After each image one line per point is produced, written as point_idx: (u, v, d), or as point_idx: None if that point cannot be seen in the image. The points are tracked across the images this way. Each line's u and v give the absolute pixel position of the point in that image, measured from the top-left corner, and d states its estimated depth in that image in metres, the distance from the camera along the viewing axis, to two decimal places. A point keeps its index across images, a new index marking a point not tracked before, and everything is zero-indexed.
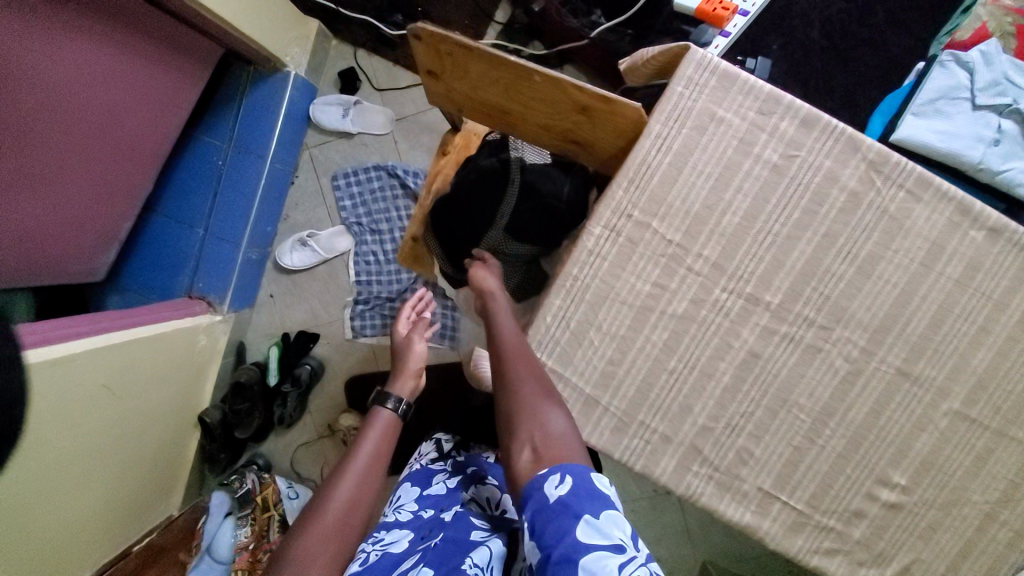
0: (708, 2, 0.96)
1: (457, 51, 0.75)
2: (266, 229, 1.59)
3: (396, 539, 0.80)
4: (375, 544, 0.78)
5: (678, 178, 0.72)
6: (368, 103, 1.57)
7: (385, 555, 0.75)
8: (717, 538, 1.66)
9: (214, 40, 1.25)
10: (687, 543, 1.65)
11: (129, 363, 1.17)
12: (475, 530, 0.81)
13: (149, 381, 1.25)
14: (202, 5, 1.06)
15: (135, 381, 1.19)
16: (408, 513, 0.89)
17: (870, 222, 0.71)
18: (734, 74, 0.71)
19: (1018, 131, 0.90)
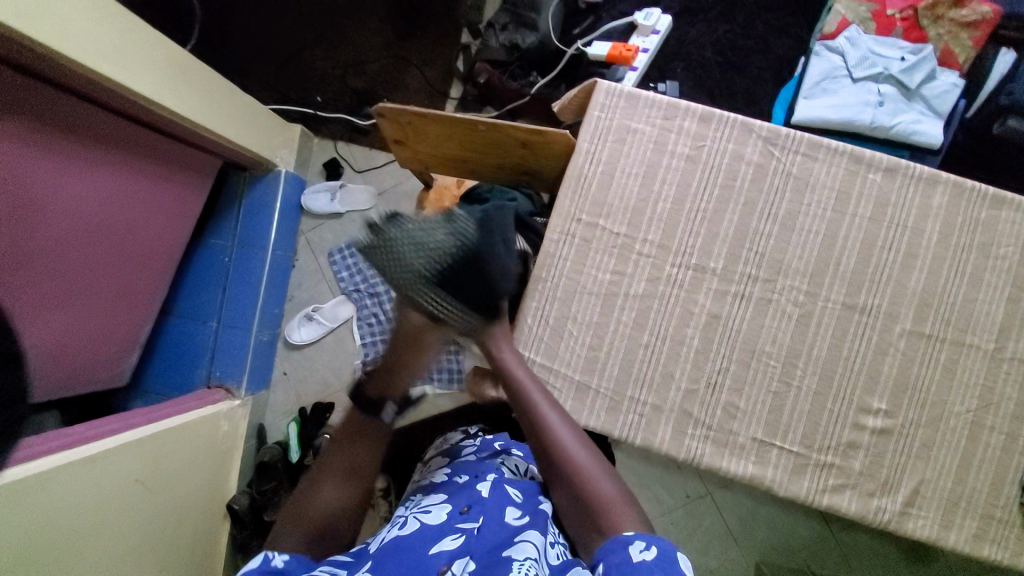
0: (614, 48, 1.13)
1: (413, 119, 0.92)
2: (273, 312, 1.71)
3: (432, 511, 0.80)
4: (410, 517, 0.79)
5: (612, 181, 0.87)
6: (351, 185, 1.77)
7: (421, 530, 0.75)
8: (761, 533, 1.62)
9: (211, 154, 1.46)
10: (733, 544, 1.60)
11: (158, 452, 1.24)
12: (509, 506, 0.82)
13: (176, 467, 1.31)
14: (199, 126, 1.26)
15: (164, 469, 1.25)
16: (440, 479, 0.88)
17: (779, 185, 0.84)
18: (638, 93, 0.87)
19: (898, 92, 0.98)
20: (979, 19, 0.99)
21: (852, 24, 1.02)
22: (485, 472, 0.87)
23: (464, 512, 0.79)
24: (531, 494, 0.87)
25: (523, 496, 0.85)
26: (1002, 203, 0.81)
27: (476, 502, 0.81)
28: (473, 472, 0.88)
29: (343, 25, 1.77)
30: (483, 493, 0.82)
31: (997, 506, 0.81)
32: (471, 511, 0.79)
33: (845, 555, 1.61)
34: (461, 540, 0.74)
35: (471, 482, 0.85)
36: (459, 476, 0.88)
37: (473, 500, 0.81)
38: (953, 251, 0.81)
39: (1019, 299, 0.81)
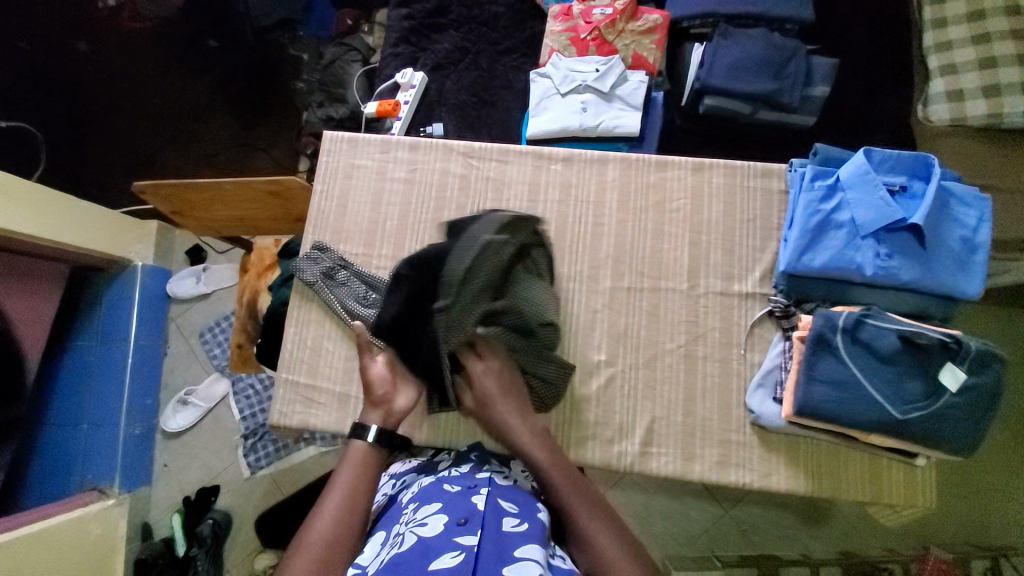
0: (381, 104, 1.31)
1: (174, 192, 1.03)
2: (146, 403, 1.69)
3: (429, 523, 0.64)
4: (407, 533, 0.64)
5: (346, 211, 0.97)
6: (215, 265, 1.82)
7: (420, 543, 0.61)
8: (659, 524, 1.44)
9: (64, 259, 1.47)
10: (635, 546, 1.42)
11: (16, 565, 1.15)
12: (507, 516, 0.66)
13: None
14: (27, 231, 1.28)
15: None
16: (429, 482, 0.77)
17: (482, 188, 0.97)
18: (357, 137, 1.01)
19: (597, 97, 1.16)
20: (651, 27, 1.21)
21: (557, 52, 1.23)
22: (478, 483, 0.73)
23: (462, 524, 0.63)
24: (528, 505, 0.71)
25: (519, 508, 0.70)
26: (665, 165, 0.95)
27: (475, 513, 0.65)
28: (466, 480, 0.74)
29: (192, 128, 1.87)
30: (479, 506, 0.66)
31: (739, 429, 0.86)
32: (471, 523, 0.64)
33: (746, 532, 1.43)
34: (462, 558, 0.58)
35: (464, 493, 0.70)
36: (449, 486, 0.73)
37: (470, 510, 0.65)
38: (633, 212, 0.94)
39: (699, 241, 0.92)
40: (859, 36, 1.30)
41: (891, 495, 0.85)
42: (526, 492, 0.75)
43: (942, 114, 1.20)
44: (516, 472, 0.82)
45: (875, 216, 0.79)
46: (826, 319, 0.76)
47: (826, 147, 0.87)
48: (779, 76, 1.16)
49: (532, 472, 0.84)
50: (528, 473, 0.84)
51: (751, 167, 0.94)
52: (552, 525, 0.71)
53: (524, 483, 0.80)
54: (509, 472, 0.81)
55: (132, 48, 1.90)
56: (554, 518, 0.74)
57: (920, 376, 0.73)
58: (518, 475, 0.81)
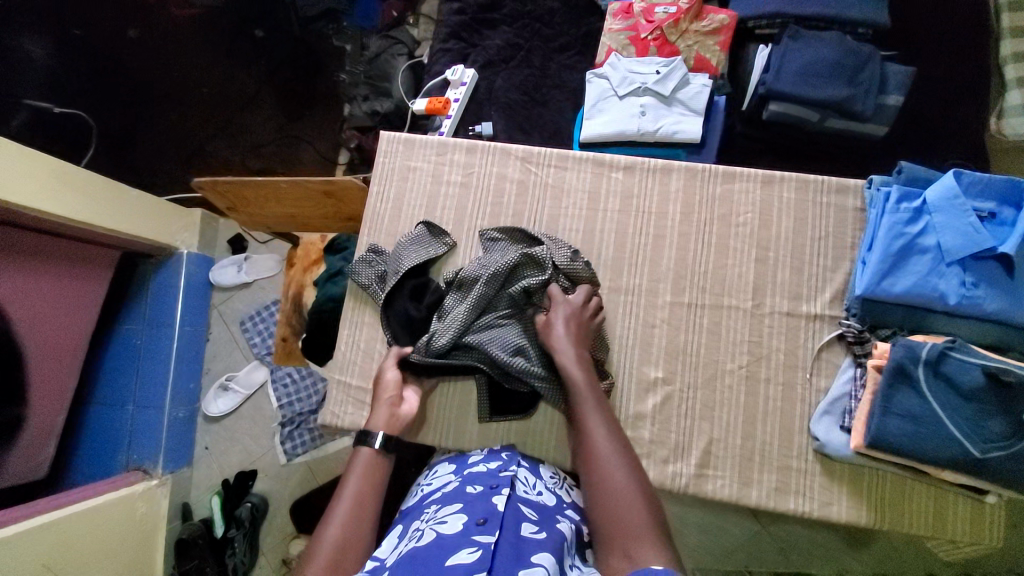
0: (432, 102, 1.30)
1: (231, 188, 1.03)
2: (188, 387, 1.72)
3: (448, 521, 0.64)
4: (427, 530, 0.64)
5: (402, 214, 0.97)
6: (257, 255, 1.83)
7: (436, 541, 0.60)
8: (692, 537, 1.41)
9: (111, 246, 1.49)
10: None
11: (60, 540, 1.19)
12: (526, 522, 0.65)
13: (87, 560, 1.25)
14: (77, 218, 1.30)
15: (72, 561, 1.20)
16: (456, 483, 0.76)
17: (539, 195, 0.95)
18: (414, 138, 1.00)
19: (656, 101, 1.12)
20: (717, 27, 1.15)
21: (615, 52, 1.19)
22: (501, 484, 0.72)
23: (481, 525, 0.61)
24: (550, 515, 0.69)
25: (539, 516, 0.68)
26: (732, 177, 0.91)
27: (494, 515, 0.64)
28: (489, 480, 0.73)
29: (238, 118, 1.88)
30: (499, 507, 0.66)
31: (800, 457, 0.83)
32: (490, 523, 0.62)
33: (785, 548, 1.40)
34: (478, 554, 0.57)
35: (486, 493, 0.69)
36: (472, 485, 0.73)
37: (489, 512, 0.64)
38: (696, 225, 0.91)
39: (766, 258, 0.88)
40: (941, 45, 1.22)
41: (957, 531, 0.82)
42: (552, 504, 0.74)
43: (1018, 127, 1.16)
44: (544, 479, 0.80)
45: (963, 243, 0.74)
46: (908, 348, 0.73)
47: (911, 166, 0.83)
48: (853, 82, 1.10)
49: (559, 480, 0.84)
50: (555, 482, 0.83)
51: (825, 182, 0.89)
52: (576, 535, 0.69)
53: (554, 491, 0.77)
54: (537, 479, 0.80)
55: (185, 35, 1.92)
56: (579, 530, 0.71)
57: (1005, 414, 0.70)
58: (547, 482, 0.80)
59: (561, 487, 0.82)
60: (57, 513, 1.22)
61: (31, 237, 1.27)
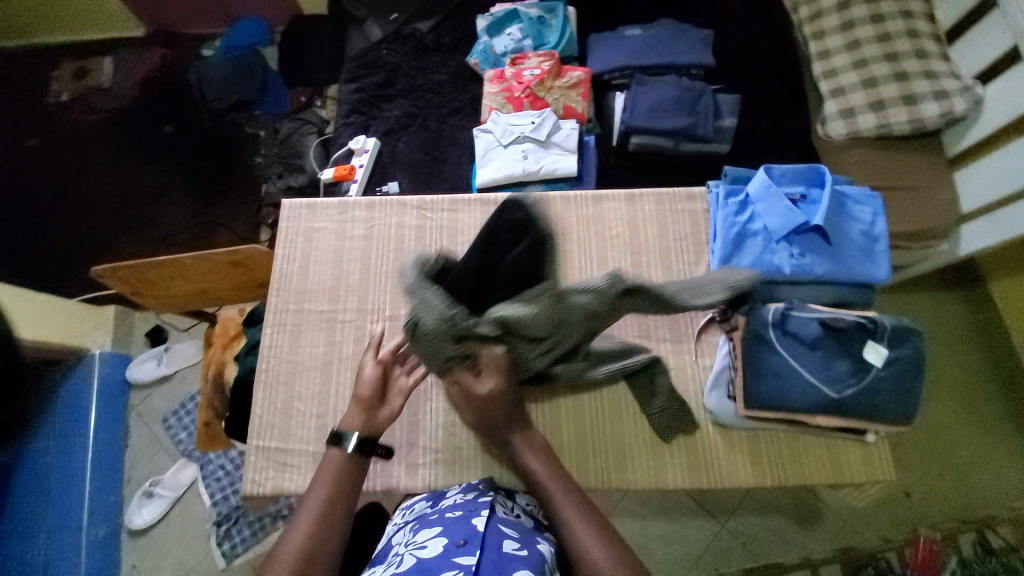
0: (337, 170, 1.40)
1: (134, 272, 1.04)
2: (108, 499, 1.55)
3: (429, 545, 0.66)
4: (407, 554, 0.65)
5: (308, 271, 1.02)
6: (178, 344, 1.73)
7: (418, 564, 0.62)
8: (661, 553, 1.36)
9: None
10: None
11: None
12: (507, 539, 0.68)
13: None
14: None
15: None
16: (432, 514, 0.76)
17: (437, 237, 1.04)
18: (315, 202, 1.07)
19: (535, 145, 1.28)
20: (575, 82, 1.37)
21: (496, 110, 1.36)
22: (480, 508, 0.73)
23: (462, 544, 0.64)
24: (530, 535, 0.71)
25: (520, 534, 0.70)
26: (601, 199, 1.05)
27: (475, 536, 0.66)
28: (468, 507, 0.75)
29: (152, 209, 1.89)
30: (479, 528, 0.68)
31: (704, 433, 0.92)
32: (470, 543, 0.65)
33: (748, 542, 1.37)
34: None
35: (465, 517, 0.71)
36: (451, 513, 0.74)
37: (470, 532, 0.67)
38: (579, 243, 1.02)
39: (640, 262, 1.01)
40: (759, 78, 1.49)
41: (854, 476, 0.91)
42: (529, 524, 0.75)
43: (840, 129, 1.36)
44: (520, 504, 0.82)
45: (782, 223, 0.90)
46: (757, 317, 0.85)
47: (734, 169, 1.00)
48: (692, 112, 1.31)
49: (533, 507, 0.85)
50: (530, 507, 0.85)
51: (676, 193, 1.05)
52: (552, 547, 0.72)
53: (529, 514, 0.80)
54: (514, 503, 0.82)
55: (92, 138, 1.96)
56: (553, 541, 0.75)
57: (848, 356, 0.81)
58: (522, 506, 0.82)
59: (535, 513, 0.83)
60: None
61: None
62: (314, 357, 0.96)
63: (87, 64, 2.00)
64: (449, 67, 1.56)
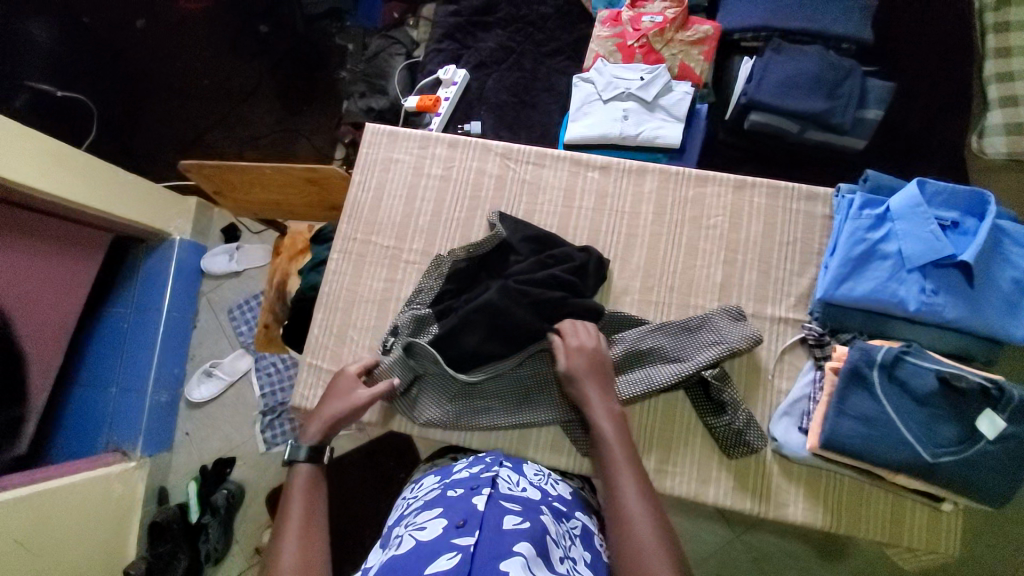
0: (422, 99, 1.32)
1: (218, 173, 1.06)
2: (173, 371, 1.68)
3: (428, 527, 0.65)
4: (406, 537, 0.65)
5: (380, 204, 0.99)
6: (248, 245, 1.81)
7: (415, 547, 0.61)
8: None
9: (107, 230, 1.50)
10: None
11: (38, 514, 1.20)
12: (508, 514, 0.66)
13: (69, 535, 1.27)
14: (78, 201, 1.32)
15: (54, 537, 1.23)
16: (437, 489, 0.76)
17: (517, 191, 0.97)
18: (397, 131, 1.02)
19: (639, 106, 1.15)
20: (701, 37, 1.19)
21: (602, 58, 1.22)
22: (481, 485, 0.72)
23: (460, 526, 0.63)
24: (533, 511, 0.70)
25: (523, 508, 0.69)
26: (705, 180, 0.93)
27: (474, 515, 0.65)
28: (470, 483, 0.74)
29: (239, 109, 1.92)
30: (478, 507, 0.66)
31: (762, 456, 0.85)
32: (469, 524, 0.63)
33: (762, 559, 1.32)
34: (457, 559, 0.58)
35: (466, 495, 0.70)
36: (453, 490, 0.73)
37: (469, 513, 0.65)
38: (668, 226, 0.92)
39: (734, 260, 0.90)
40: (922, 67, 1.24)
41: (911, 539, 0.82)
42: (536, 498, 0.74)
43: (998, 148, 1.14)
44: (527, 476, 0.80)
45: (923, 250, 0.76)
46: (863, 353, 0.75)
47: (877, 175, 0.85)
48: (832, 96, 1.12)
49: (544, 475, 0.84)
50: (540, 477, 0.83)
51: (795, 189, 0.91)
52: (558, 523, 0.71)
53: (537, 485, 0.78)
54: (520, 477, 0.79)
55: (193, 28, 1.98)
56: (561, 515, 0.74)
57: (956, 422, 0.71)
58: (529, 478, 0.80)
59: (545, 481, 0.81)
60: (26, 488, 1.21)
61: (33, 217, 1.30)
62: (374, 291, 0.95)
63: None
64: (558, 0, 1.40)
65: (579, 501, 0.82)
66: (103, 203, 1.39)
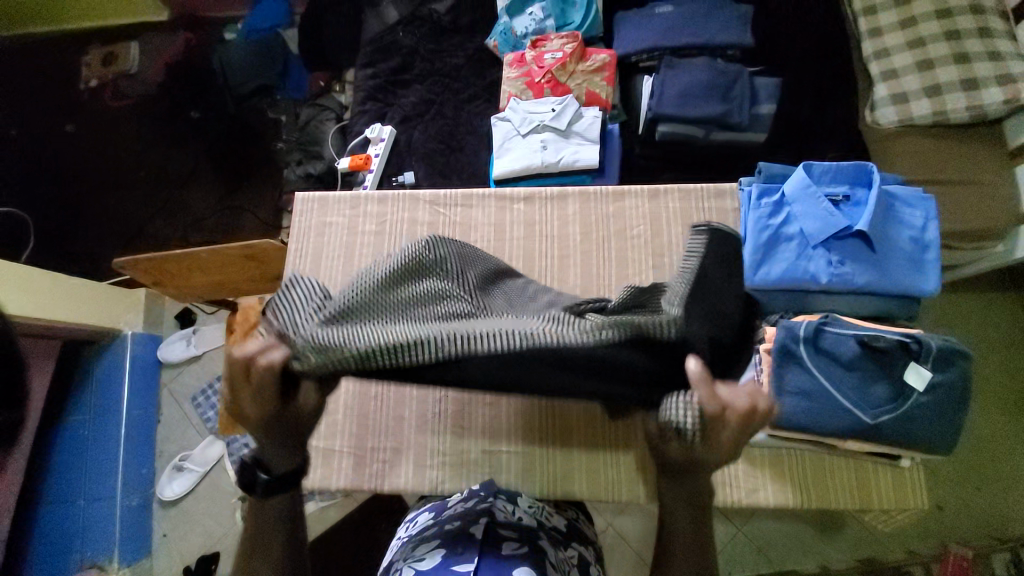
0: (353, 160, 1.37)
1: (154, 264, 1.10)
2: (141, 472, 1.58)
3: (427, 559, 0.64)
4: (405, 569, 0.63)
5: (320, 267, 1.01)
6: (206, 327, 1.75)
7: None
8: None
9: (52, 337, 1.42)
10: None
11: None
12: (506, 542, 0.66)
13: None
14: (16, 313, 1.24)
15: None
16: (430, 528, 0.74)
17: (450, 232, 1.01)
18: (326, 195, 1.06)
19: (555, 135, 1.22)
20: (600, 66, 1.28)
21: (514, 97, 1.31)
22: (479, 515, 0.71)
23: (459, 557, 0.62)
24: (529, 534, 0.70)
25: (520, 535, 0.69)
26: (621, 195, 0.99)
27: (473, 546, 0.64)
28: (466, 515, 0.72)
29: (179, 194, 1.92)
30: (477, 537, 0.65)
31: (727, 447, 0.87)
32: (468, 555, 0.62)
33: (764, 546, 1.28)
34: None
35: (464, 526, 0.69)
36: (449, 523, 0.72)
37: (468, 542, 0.64)
38: (596, 242, 0.97)
39: (662, 263, 0.95)
40: (802, 61, 1.37)
41: (882, 501, 0.85)
42: (530, 526, 0.74)
43: (890, 117, 1.25)
44: (522, 506, 0.80)
45: (822, 227, 0.83)
46: (789, 330, 0.79)
47: (770, 166, 0.93)
48: (726, 98, 1.22)
49: (537, 508, 0.83)
50: (534, 509, 0.82)
51: (704, 189, 0.98)
52: (552, 551, 0.70)
53: (531, 515, 0.78)
54: (514, 506, 0.79)
55: (125, 125, 1.99)
56: (557, 543, 0.74)
57: (887, 383, 0.76)
58: (524, 509, 0.80)
59: (539, 515, 0.81)
60: None
61: None
62: None
63: (117, 48, 2.03)
64: (468, 50, 1.49)
65: (571, 532, 0.82)
66: (42, 311, 1.32)
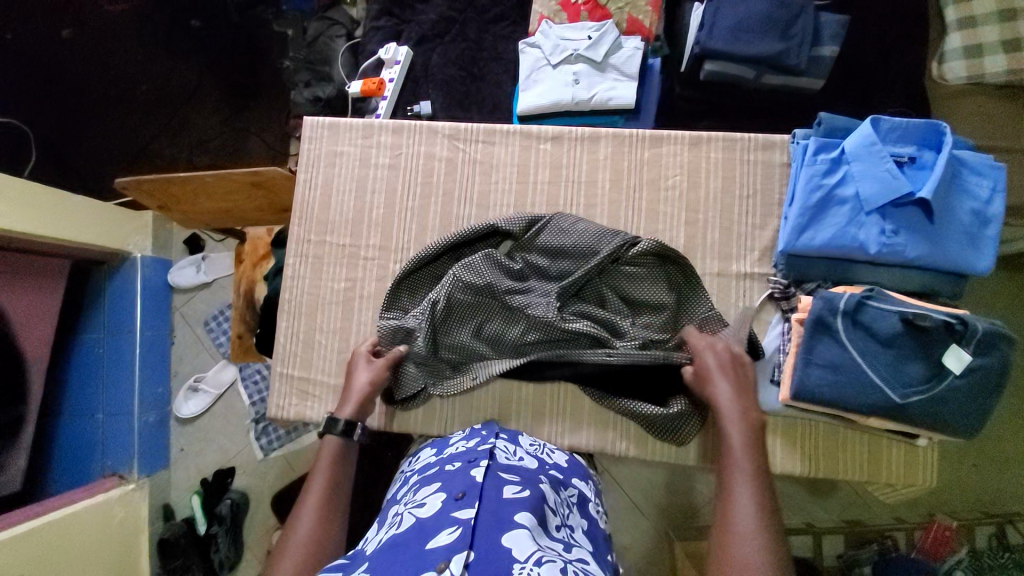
0: (365, 84, 1.26)
1: (158, 186, 1.04)
2: (157, 392, 1.63)
3: (428, 502, 0.62)
4: (406, 513, 0.61)
5: (331, 200, 0.95)
6: (214, 254, 1.72)
7: (416, 524, 0.57)
8: (664, 496, 1.30)
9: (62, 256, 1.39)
10: (645, 519, 1.29)
11: (46, 548, 1.16)
12: (507, 485, 0.63)
13: (85, 559, 1.27)
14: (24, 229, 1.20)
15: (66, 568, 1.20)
16: (432, 468, 0.72)
17: (469, 171, 0.94)
18: (337, 121, 0.97)
19: (589, 67, 1.10)
20: None
21: (547, 19, 1.16)
22: (479, 456, 0.69)
23: (459, 498, 0.60)
24: (530, 477, 0.68)
25: (521, 479, 0.66)
26: (660, 140, 0.90)
27: (474, 487, 0.62)
28: (467, 456, 0.70)
29: (181, 112, 1.81)
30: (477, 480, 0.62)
31: None
32: (469, 497, 0.60)
33: None
34: (459, 531, 0.54)
35: (465, 468, 0.67)
36: (450, 465, 0.69)
37: (469, 484, 0.62)
38: (626, 191, 0.90)
39: (696, 219, 0.88)
40: None
41: (890, 475, 0.84)
42: (532, 468, 0.72)
43: (957, 72, 1.11)
44: (523, 447, 0.78)
45: (880, 191, 0.75)
46: (826, 301, 0.75)
47: (831, 117, 0.83)
48: (786, 35, 1.07)
49: (539, 445, 0.82)
50: (535, 447, 0.82)
51: (751, 140, 0.88)
52: (555, 492, 0.69)
53: (533, 455, 0.76)
54: (516, 447, 0.77)
55: (121, 32, 1.84)
56: (559, 484, 0.72)
57: (922, 361, 0.72)
58: (526, 449, 0.78)
59: (542, 451, 0.80)
60: (24, 525, 1.15)
61: None
62: (335, 292, 0.93)
63: None
64: None
65: (575, 469, 0.81)
66: (50, 228, 1.27)
